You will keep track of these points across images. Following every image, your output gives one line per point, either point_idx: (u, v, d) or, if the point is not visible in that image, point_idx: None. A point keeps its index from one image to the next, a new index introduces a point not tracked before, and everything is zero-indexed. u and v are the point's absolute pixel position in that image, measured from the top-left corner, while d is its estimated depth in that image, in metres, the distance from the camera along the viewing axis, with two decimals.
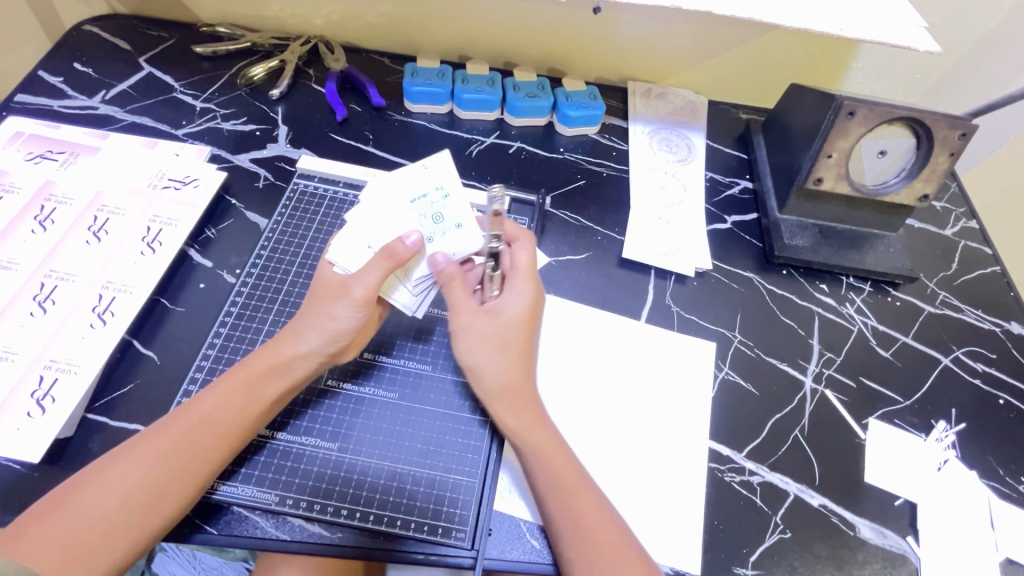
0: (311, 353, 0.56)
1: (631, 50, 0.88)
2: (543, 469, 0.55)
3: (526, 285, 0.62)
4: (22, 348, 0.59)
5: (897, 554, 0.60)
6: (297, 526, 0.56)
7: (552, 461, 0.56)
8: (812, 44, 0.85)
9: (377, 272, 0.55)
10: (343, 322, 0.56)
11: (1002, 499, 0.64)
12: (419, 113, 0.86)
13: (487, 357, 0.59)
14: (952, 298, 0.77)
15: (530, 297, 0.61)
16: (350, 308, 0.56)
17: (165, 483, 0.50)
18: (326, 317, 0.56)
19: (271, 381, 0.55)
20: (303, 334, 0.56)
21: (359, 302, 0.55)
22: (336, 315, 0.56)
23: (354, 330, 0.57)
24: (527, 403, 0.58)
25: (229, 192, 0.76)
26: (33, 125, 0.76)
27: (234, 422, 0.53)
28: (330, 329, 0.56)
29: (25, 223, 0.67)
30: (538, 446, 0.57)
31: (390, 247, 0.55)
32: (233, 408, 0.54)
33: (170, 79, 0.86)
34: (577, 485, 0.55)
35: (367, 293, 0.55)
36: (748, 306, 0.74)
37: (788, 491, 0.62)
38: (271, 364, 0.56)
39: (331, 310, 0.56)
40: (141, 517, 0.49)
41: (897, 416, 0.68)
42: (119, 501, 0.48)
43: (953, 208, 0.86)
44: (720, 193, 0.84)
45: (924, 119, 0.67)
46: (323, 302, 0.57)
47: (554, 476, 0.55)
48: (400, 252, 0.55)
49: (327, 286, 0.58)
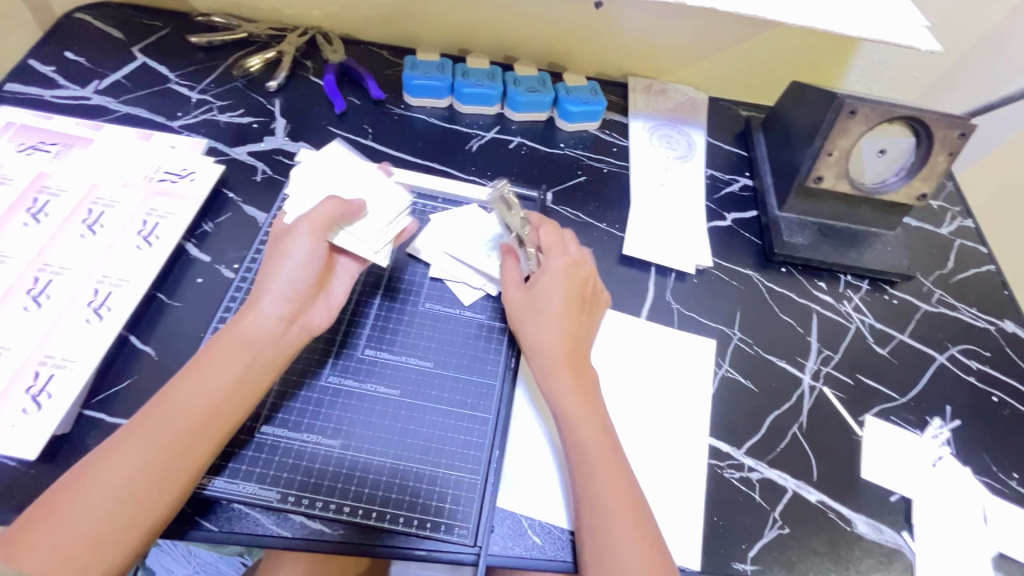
0: (273, 312, 0.57)
1: (633, 46, 0.88)
2: (568, 442, 0.56)
3: (559, 260, 0.63)
4: (17, 343, 0.59)
5: (892, 549, 0.61)
6: (298, 523, 0.55)
7: (577, 436, 0.56)
8: (811, 41, 0.85)
9: (326, 209, 0.60)
10: (298, 258, 0.58)
11: (996, 495, 0.65)
12: (419, 107, 0.86)
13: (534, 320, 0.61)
14: (948, 296, 0.78)
15: (565, 271, 0.62)
16: (303, 240, 0.58)
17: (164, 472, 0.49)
18: (280, 257, 0.58)
19: (242, 351, 0.55)
20: (264, 291, 0.57)
21: (308, 233, 0.59)
22: (289, 252, 0.58)
23: (310, 267, 0.59)
24: (570, 370, 0.59)
25: (226, 186, 0.75)
26: (24, 115, 0.75)
27: (225, 401, 0.53)
28: (286, 264, 0.58)
29: (18, 215, 0.66)
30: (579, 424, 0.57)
31: (341, 196, 0.62)
32: (215, 382, 0.53)
33: (165, 70, 0.84)
34: (605, 460, 0.55)
35: (317, 223, 0.59)
36: (747, 302, 0.75)
37: (786, 487, 0.63)
38: (239, 335, 0.55)
39: (284, 250, 0.58)
40: (140, 511, 0.48)
41: (893, 413, 0.69)
42: (116, 497, 0.48)
43: (949, 207, 0.87)
44: (720, 190, 0.84)
45: (923, 118, 0.67)
46: (276, 252, 0.59)
47: (580, 454, 0.55)
48: (350, 196, 0.62)
49: (272, 241, 0.61)
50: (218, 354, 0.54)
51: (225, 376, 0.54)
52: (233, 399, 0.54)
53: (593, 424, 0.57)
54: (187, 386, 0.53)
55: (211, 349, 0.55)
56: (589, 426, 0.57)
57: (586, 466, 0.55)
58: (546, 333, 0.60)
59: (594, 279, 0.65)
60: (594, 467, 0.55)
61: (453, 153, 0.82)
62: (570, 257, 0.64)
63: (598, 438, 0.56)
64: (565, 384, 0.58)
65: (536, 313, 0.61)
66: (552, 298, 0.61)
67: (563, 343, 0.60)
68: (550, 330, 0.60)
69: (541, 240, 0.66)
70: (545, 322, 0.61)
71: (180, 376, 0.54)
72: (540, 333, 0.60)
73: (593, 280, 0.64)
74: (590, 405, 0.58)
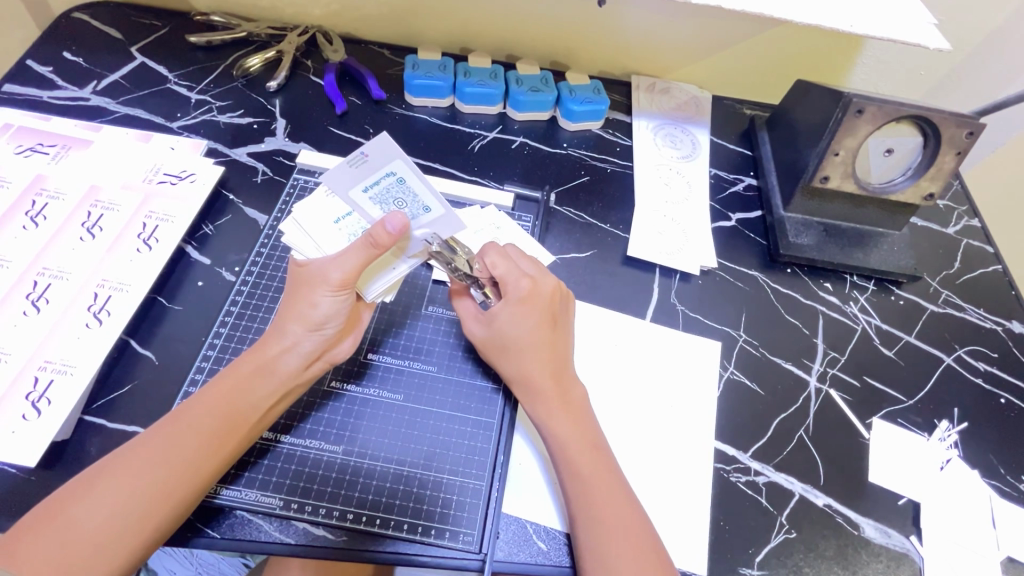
0: (296, 348, 0.55)
1: (637, 44, 0.87)
2: (567, 450, 0.56)
3: (521, 282, 0.61)
4: (16, 348, 0.58)
5: (900, 553, 0.60)
6: (301, 529, 0.55)
7: (571, 448, 0.56)
8: (817, 39, 0.84)
9: (356, 260, 0.54)
10: (323, 309, 0.55)
11: (1004, 498, 0.64)
12: (420, 107, 0.85)
13: (509, 357, 0.60)
14: (955, 296, 0.77)
15: (529, 292, 0.61)
16: (329, 294, 0.54)
17: (174, 483, 0.49)
18: (306, 305, 0.55)
19: (263, 382, 0.54)
20: (287, 328, 0.55)
21: (336, 286, 0.54)
22: (316, 304, 0.55)
23: (338, 317, 0.56)
24: (558, 392, 0.58)
25: (226, 187, 0.75)
26: (22, 117, 0.74)
27: (238, 422, 0.53)
28: (312, 319, 0.55)
29: (16, 218, 0.65)
30: (578, 433, 0.56)
31: (372, 235, 0.53)
32: (230, 409, 0.53)
33: (164, 70, 0.84)
34: (602, 470, 0.55)
35: (342, 280, 0.54)
36: (752, 304, 0.74)
37: (793, 491, 0.62)
38: (259, 364, 0.55)
39: (311, 297, 0.55)
40: (147, 519, 0.48)
41: (901, 416, 0.68)
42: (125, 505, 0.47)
43: (956, 206, 0.86)
44: (724, 190, 0.84)
45: (931, 118, 0.66)
46: (301, 291, 0.56)
47: (575, 461, 0.55)
48: (381, 239, 0.53)
49: (299, 274, 0.57)
50: (237, 380, 0.54)
51: (241, 403, 0.53)
52: (250, 423, 0.53)
53: (583, 436, 0.56)
54: (206, 410, 0.52)
55: (231, 375, 0.54)
56: (585, 434, 0.57)
57: (584, 473, 0.54)
58: (523, 370, 0.59)
59: (559, 291, 0.63)
60: (592, 475, 0.54)
61: (455, 153, 0.82)
62: (526, 278, 0.62)
63: (587, 450, 0.56)
64: (553, 404, 0.58)
65: (505, 348, 0.60)
66: (521, 329, 0.59)
67: (543, 369, 0.59)
68: (527, 366, 0.59)
69: (492, 270, 0.62)
70: (516, 357, 0.59)
71: (196, 403, 0.53)
72: (516, 369, 0.59)
73: (558, 294, 0.62)
74: (578, 418, 0.57)
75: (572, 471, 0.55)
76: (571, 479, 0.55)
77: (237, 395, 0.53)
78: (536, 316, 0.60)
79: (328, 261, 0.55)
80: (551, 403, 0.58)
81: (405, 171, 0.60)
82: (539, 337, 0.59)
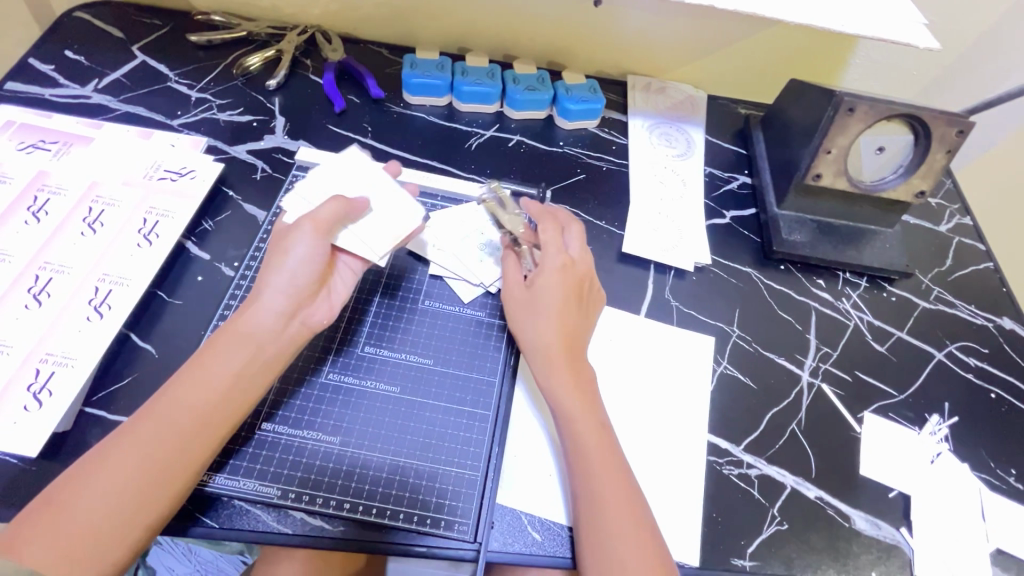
0: (272, 307, 0.56)
1: (632, 44, 0.88)
2: (570, 441, 0.56)
3: (558, 255, 0.64)
4: (18, 340, 0.59)
5: (891, 544, 0.61)
6: (299, 519, 0.55)
7: (575, 432, 0.56)
8: (811, 39, 0.85)
9: (330, 209, 0.61)
10: (299, 257, 0.58)
11: (994, 492, 0.65)
12: (418, 105, 0.86)
13: (536, 319, 0.61)
14: (947, 293, 0.78)
15: (567, 266, 0.63)
16: (303, 240, 0.58)
17: (170, 453, 0.50)
18: (282, 254, 0.58)
19: (240, 348, 0.55)
20: (267, 285, 0.57)
21: (310, 231, 0.58)
22: (291, 253, 0.58)
23: (314, 263, 0.58)
24: (572, 370, 0.59)
25: (226, 184, 0.75)
26: (24, 114, 0.75)
27: (229, 391, 0.53)
28: (289, 270, 0.57)
29: (18, 214, 0.66)
30: (583, 415, 0.57)
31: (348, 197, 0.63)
32: (215, 376, 0.53)
33: (165, 69, 0.85)
34: (602, 457, 0.55)
35: (317, 222, 0.59)
36: (746, 300, 0.75)
37: (785, 483, 0.63)
38: (237, 330, 0.55)
39: (286, 247, 0.58)
40: (148, 490, 0.48)
41: (892, 410, 0.69)
42: (123, 478, 0.48)
43: (948, 204, 0.87)
44: (719, 188, 0.84)
45: (921, 116, 0.67)
46: (278, 248, 0.59)
47: (576, 447, 0.56)
48: (358, 201, 0.63)
49: (277, 233, 0.61)
50: (216, 351, 0.54)
51: (226, 368, 0.54)
52: (234, 392, 0.53)
53: (587, 418, 0.57)
54: (184, 385, 0.53)
55: (212, 343, 0.55)
56: (590, 422, 0.57)
57: (584, 460, 0.55)
58: (542, 334, 0.60)
59: (589, 276, 0.64)
60: (591, 461, 0.55)
61: (452, 151, 0.82)
62: (566, 254, 0.64)
63: (592, 433, 0.56)
64: (565, 380, 0.58)
65: (535, 311, 0.61)
66: (550, 297, 0.61)
67: (564, 343, 0.60)
68: (548, 330, 0.60)
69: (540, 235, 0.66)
70: (541, 320, 0.61)
71: (176, 380, 0.53)
72: (537, 333, 0.60)
73: (590, 278, 0.64)
74: (588, 400, 0.58)
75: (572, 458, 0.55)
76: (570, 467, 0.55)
77: (216, 365, 0.54)
78: (566, 289, 0.62)
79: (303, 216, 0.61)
80: (561, 377, 0.58)
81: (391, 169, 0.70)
82: (564, 307, 0.61)
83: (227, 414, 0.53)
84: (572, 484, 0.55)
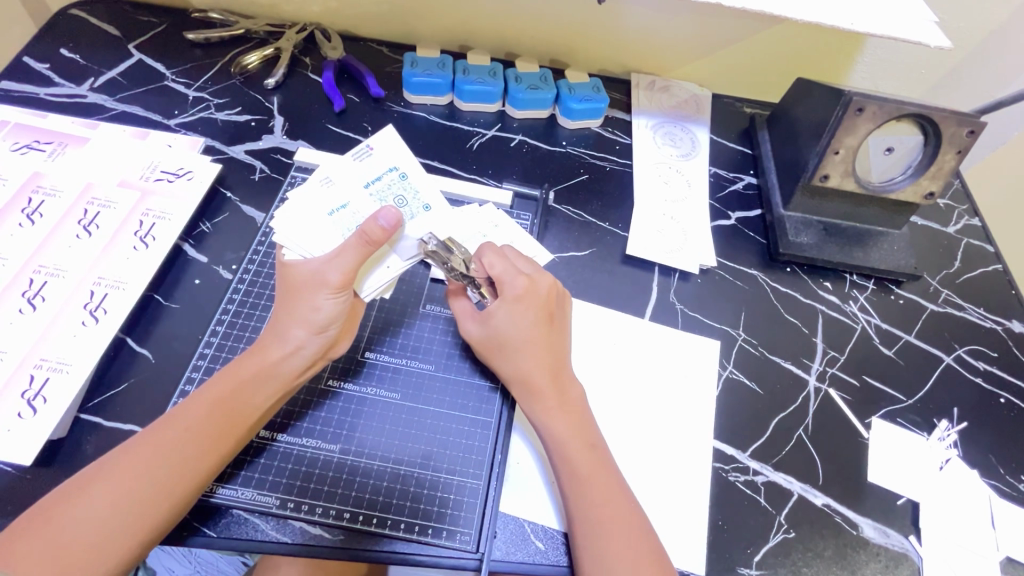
0: (301, 351, 0.55)
1: (637, 42, 0.87)
2: (563, 454, 0.55)
3: (519, 279, 0.61)
4: (11, 346, 0.58)
5: (899, 553, 0.60)
6: (298, 528, 0.54)
7: (570, 447, 0.55)
8: (818, 37, 0.84)
9: (354, 258, 0.54)
10: (326, 311, 0.55)
11: (1003, 499, 0.64)
12: (418, 104, 0.85)
13: (511, 353, 0.59)
14: (955, 296, 0.77)
15: (531, 289, 0.60)
16: (329, 296, 0.54)
17: (176, 474, 0.49)
18: (307, 308, 0.55)
19: (263, 386, 0.54)
20: (290, 331, 0.55)
21: (336, 288, 0.54)
22: (317, 306, 0.55)
23: (340, 318, 0.56)
24: (556, 392, 0.58)
25: (223, 185, 0.74)
26: (18, 113, 0.74)
27: (236, 411, 0.53)
28: (314, 321, 0.55)
29: (12, 216, 0.65)
30: (577, 432, 0.56)
31: (365, 230, 0.54)
32: (233, 407, 0.53)
33: (162, 67, 0.83)
34: (596, 473, 0.54)
35: (343, 279, 0.54)
36: (752, 303, 0.74)
37: (792, 490, 0.62)
38: (262, 368, 0.54)
39: (312, 299, 0.55)
40: (150, 504, 0.48)
41: (900, 415, 0.68)
42: (128, 496, 0.47)
43: (956, 205, 0.86)
44: (724, 189, 0.83)
45: (931, 116, 0.66)
46: (296, 296, 0.55)
47: (571, 460, 0.55)
48: (375, 235, 0.54)
49: (294, 279, 0.56)
50: (236, 384, 0.54)
51: (251, 403, 0.53)
52: (249, 419, 0.53)
53: (580, 436, 0.56)
54: (200, 412, 0.52)
55: (234, 380, 0.54)
56: (584, 438, 0.56)
57: (581, 474, 0.54)
58: (521, 368, 0.59)
59: (556, 289, 0.62)
60: (586, 475, 0.54)
61: (453, 151, 0.81)
62: (524, 276, 0.61)
63: (585, 450, 0.56)
64: (555, 406, 0.57)
65: (509, 349, 0.59)
66: (522, 327, 0.59)
67: (545, 368, 0.58)
68: (527, 362, 0.59)
69: (489, 270, 0.61)
70: (517, 353, 0.59)
71: (193, 408, 0.52)
72: (515, 367, 0.59)
73: (556, 292, 0.62)
74: (577, 417, 0.57)
75: (568, 471, 0.55)
76: (566, 480, 0.54)
77: (235, 396, 0.53)
78: (535, 314, 0.60)
79: (324, 263, 0.55)
80: (549, 401, 0.57)
81: (407, 166, 0.63)
82: (537, 335, 0.59)
83: (235, 438, 0.52)
84: (568, 498, 0.54)
